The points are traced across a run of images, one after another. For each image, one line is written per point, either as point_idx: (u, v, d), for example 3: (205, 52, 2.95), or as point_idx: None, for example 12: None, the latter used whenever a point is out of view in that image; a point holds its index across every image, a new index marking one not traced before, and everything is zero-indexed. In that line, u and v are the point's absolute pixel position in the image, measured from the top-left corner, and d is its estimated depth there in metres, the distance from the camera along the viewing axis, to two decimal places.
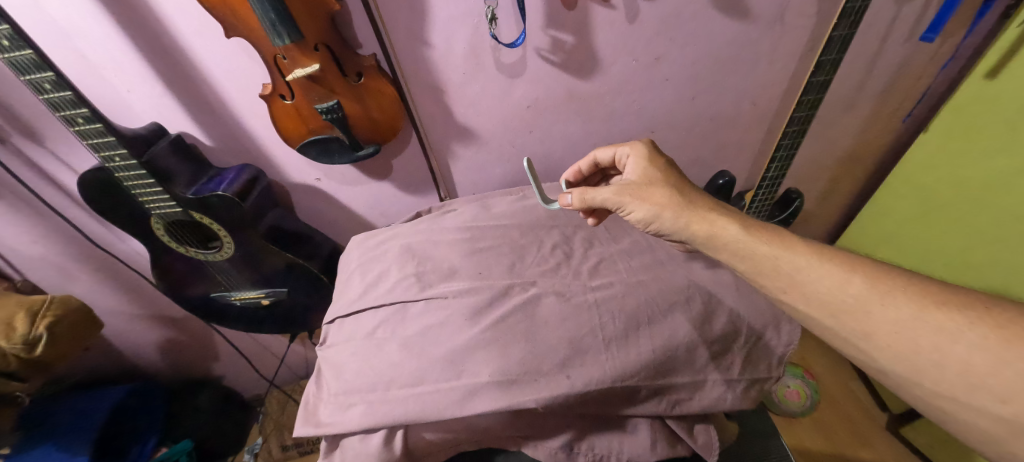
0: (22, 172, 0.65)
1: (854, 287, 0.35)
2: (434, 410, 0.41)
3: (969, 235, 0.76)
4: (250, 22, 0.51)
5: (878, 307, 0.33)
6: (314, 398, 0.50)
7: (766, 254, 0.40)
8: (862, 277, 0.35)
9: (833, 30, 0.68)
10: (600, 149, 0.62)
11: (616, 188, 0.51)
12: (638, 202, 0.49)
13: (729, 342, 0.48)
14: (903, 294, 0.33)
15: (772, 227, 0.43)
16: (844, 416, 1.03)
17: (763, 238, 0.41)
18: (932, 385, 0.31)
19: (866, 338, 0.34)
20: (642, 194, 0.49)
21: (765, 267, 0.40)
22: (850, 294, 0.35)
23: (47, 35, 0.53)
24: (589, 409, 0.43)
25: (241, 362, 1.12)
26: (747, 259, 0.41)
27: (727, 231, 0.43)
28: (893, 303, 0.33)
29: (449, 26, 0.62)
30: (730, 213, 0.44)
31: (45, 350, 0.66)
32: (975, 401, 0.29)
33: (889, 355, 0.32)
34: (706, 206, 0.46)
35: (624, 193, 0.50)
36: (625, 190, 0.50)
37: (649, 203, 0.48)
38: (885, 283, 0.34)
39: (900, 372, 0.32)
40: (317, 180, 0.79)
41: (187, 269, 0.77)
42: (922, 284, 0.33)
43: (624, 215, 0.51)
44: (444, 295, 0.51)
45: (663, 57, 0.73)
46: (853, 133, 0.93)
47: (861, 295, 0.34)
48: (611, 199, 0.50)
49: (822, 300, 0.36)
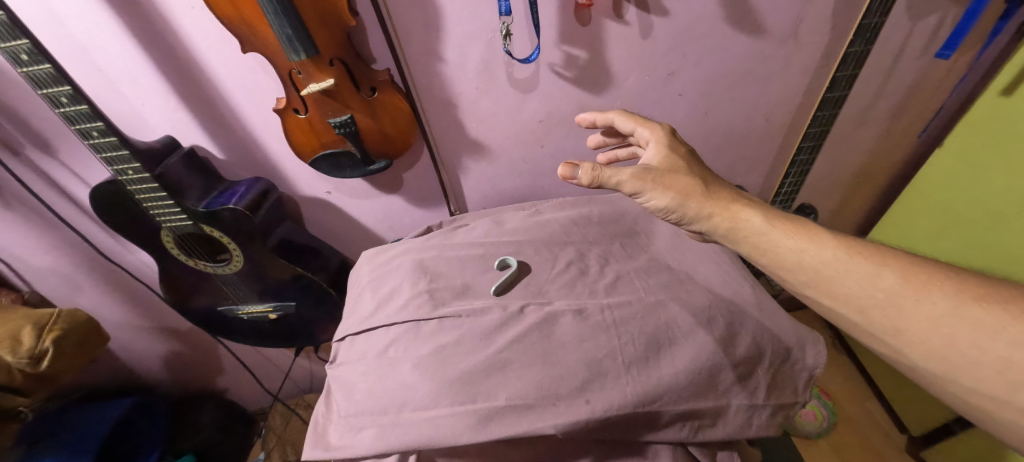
0: (34, 184, 0.65)
1: (884, 282, 0.34)
2: (448, 436, 0.39)
3: (989, 247, 0.74)
4: (268, 38, 0.51)
5: (911, 302, 0.33)
6: (324, 420, 0.49)
7: (792, 247, 0.39)
8: (894, 270, 0.34)
9: (848, 47, 0.68)
10: (621, 116, 0.58)
11: (638, 170, 0.45)
12: (660, 190, 0.45)
13: (752, 366, 0.46)
14: (938, 289, 0.32)
15: (793, 217, 0.42)
16: (862, 438, 1.01)
17: (787, 230, 0.40)
18: (969, 383, 0.30)
19: (896, 333, 0.33)
20: (664, 180, 0.45)
21: (786, 260, 0.39)
22: (879, 287, 0.34)
23: (65, 49, 0.53)
24: (610, 434, 0.41)
25: (245, 375, 1.11)
26: (770, 251, 0.41)
27: (750, 222, 0.42)
28: (927, 298, 0.32)
29: (464, 41, 0.62)
30: (751, 204, 0.43)
31: (51, 364, 0.64)
32: (1016, 399, 0.28)
33: (923, 351, 0.32)
34: (728, 195, 0.44)
35: (646, 178, 0.45)
36: (648, 174, 0.45)
37: (672, 192, 0.45)
38: (918, 276, 0.33)
39: (934, 368, 0.32)
40: (327, 192, 0.78)
41: (196, 282, 0.77)
42: (961, 276, 0.32)
43: (641, 201, 0.47)
44: (457, 315, 0.49)
45: (676, 72, 0.73)
46: (867, 148, 0.92)
47: (893, 290, 0.34)
48: (631, 183, 0.45)
49: (849, 296, 0.36)
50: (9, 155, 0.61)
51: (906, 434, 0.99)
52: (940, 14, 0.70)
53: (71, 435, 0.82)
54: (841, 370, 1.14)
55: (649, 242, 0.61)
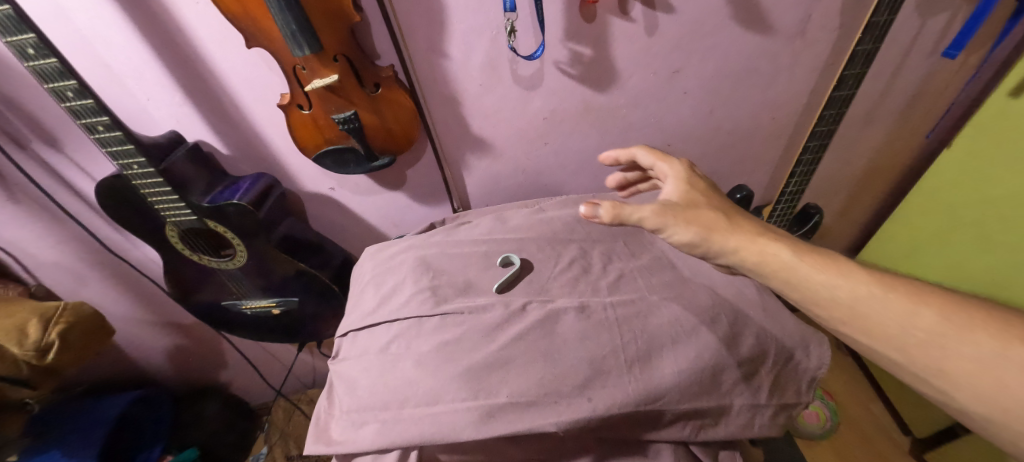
0: (41, 178, 0.66)
1: (924, 320, 0.34)
2: (449, 433, 0.39)
3: (994, 251, 0.74)
4: (272, 33, 0.51)
5: (953, 341, 0.33)
6: (326, 414, 0.49)
7: (826, 283, 0.38)
8: (932, 308, 0.34)
9: (856, 45, 0.67)
10: (643, 152, 0.57)
11: (659, 206, 0.43)
12: (684, 226, 0.43)
13: (755, 366, 0.45)
14: (980, 329, 0.32)
15: (818, 249, 0.41)
16: (865, 440, 1.00)
17: (818, 264, 0.39)
18: (1016, 424, 0.30)
19: (941, 374, 0.33)
20: (686, 215, 0.43)
21: (819, 296, 0.38)
22: (916, 327, 0.34)
23: (72, 44, 0.53)
24: (611, 432, 0.41)
25: (249, 369, 1.12)
26: (802, 287, 0.39)
27: (779, 256, 0.40)
28: (971, 338, 0.32)
29: (467, 38, 0.62)
30: (778, 237, 0.42)
31: (57, 357, 0.64)
32: None
33: (969, 392, 0.32)
34: (753, 229, 0.43)
35: (669, 214, 0.43)
36: (670, 209, 0.43)
37: (696, 227, 0.43)
38: (958, 315, 0.33)
39: (979, 409, 0.32)
40: (331, 189, 0.78)
41: (200, 277, 0.77)
42: (998, 316, 0.33)
43: (664, 237, 0.44)
44: (459, 311, 0.49)
45: (682, 70, 0.72)
46: (873, 147, 0.91)
47: (933, 329, 0.34)
48: (653, 219, 0.42)
49: (889, 334, 0.35)
50: (17, 149, 0.62)
51: (910, 436, 0.98)
52: (950, 13, 0.69)
53: (76, 428, 0.83)
54: (844, 372, 1.14)
55: (653, 240, 0.60)
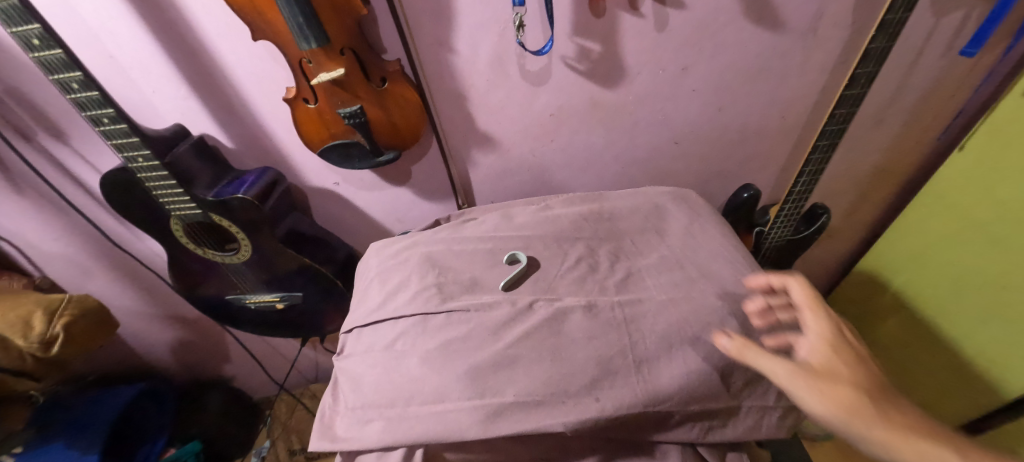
0: (46, 170, 0.66)
1: (835, 407, 0.33)
2: (456, 431, 0.39)
3: (1009, 252, 0.74)
4: (278, 26, 0.50)
5: (865, 432, 0.32)
6: (330, 411, 0.49)
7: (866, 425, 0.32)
8: (846, 394, 0.33)
9: (869, 43, 0.65)
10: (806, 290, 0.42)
11: (791, 366, 0.35)
12: (817, 399, 0.33)
13: (764, 367, 0.44)
14: (882, 419, 0.32)
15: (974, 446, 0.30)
16: None
17: None
18: None
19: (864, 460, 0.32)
20: (827, 387, 0.34)
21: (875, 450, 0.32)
22: (878, 442, 0.31)
23: (77, 35, 0.53)
24: (619, 433, 0.40)
25: (252, 364, 1.12)
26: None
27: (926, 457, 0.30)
28: (871, 425, 0.31)
29: (475, 32, 0.61)
30: (938, 434, 0.31)
31: (62, 349, 0.64)
32: None
33: None
34: (920, 426, 0.31)
35: (801, 379, 0.34)
36: (804, 375, 0.34)
37: (834, 405, 0.33)
38: (867, 405, 0.33)
39: None
40: (335, 184, 0.78)
41: (204, 271, 0.77)
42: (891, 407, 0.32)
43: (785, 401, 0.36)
44: (465, 308, 0.49)
45: (691, 67, 0.71)
46: (883, 147, 0.90)
47: (845, 418, 0.32)
48: (780, 378, 0.35)
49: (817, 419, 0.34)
50: (22, 140, 0.61)
51: None
52: (964, 12, 0.67)
53: (80, 420, 0.83)
54: None
55: (660, 240, 0.58)
